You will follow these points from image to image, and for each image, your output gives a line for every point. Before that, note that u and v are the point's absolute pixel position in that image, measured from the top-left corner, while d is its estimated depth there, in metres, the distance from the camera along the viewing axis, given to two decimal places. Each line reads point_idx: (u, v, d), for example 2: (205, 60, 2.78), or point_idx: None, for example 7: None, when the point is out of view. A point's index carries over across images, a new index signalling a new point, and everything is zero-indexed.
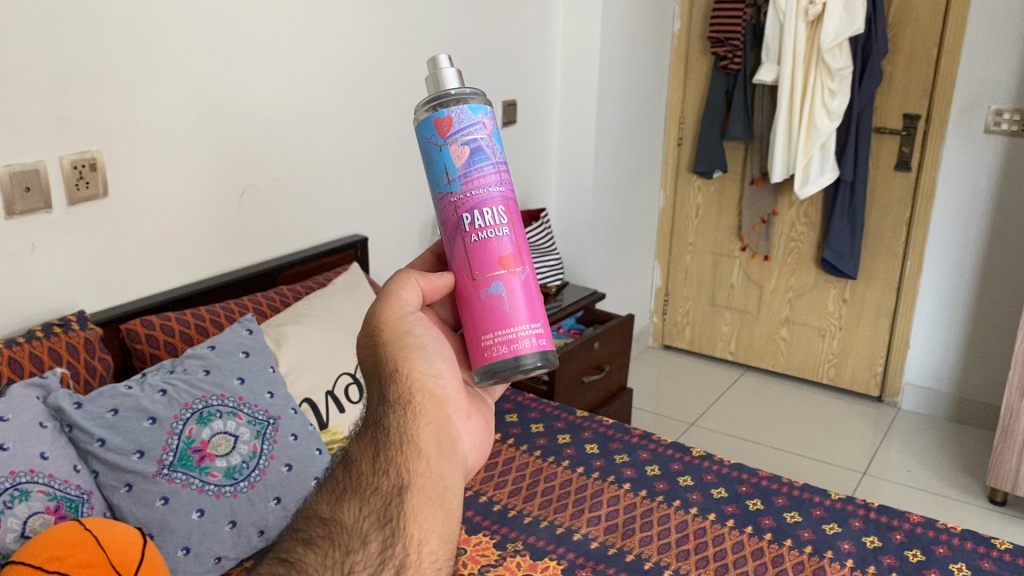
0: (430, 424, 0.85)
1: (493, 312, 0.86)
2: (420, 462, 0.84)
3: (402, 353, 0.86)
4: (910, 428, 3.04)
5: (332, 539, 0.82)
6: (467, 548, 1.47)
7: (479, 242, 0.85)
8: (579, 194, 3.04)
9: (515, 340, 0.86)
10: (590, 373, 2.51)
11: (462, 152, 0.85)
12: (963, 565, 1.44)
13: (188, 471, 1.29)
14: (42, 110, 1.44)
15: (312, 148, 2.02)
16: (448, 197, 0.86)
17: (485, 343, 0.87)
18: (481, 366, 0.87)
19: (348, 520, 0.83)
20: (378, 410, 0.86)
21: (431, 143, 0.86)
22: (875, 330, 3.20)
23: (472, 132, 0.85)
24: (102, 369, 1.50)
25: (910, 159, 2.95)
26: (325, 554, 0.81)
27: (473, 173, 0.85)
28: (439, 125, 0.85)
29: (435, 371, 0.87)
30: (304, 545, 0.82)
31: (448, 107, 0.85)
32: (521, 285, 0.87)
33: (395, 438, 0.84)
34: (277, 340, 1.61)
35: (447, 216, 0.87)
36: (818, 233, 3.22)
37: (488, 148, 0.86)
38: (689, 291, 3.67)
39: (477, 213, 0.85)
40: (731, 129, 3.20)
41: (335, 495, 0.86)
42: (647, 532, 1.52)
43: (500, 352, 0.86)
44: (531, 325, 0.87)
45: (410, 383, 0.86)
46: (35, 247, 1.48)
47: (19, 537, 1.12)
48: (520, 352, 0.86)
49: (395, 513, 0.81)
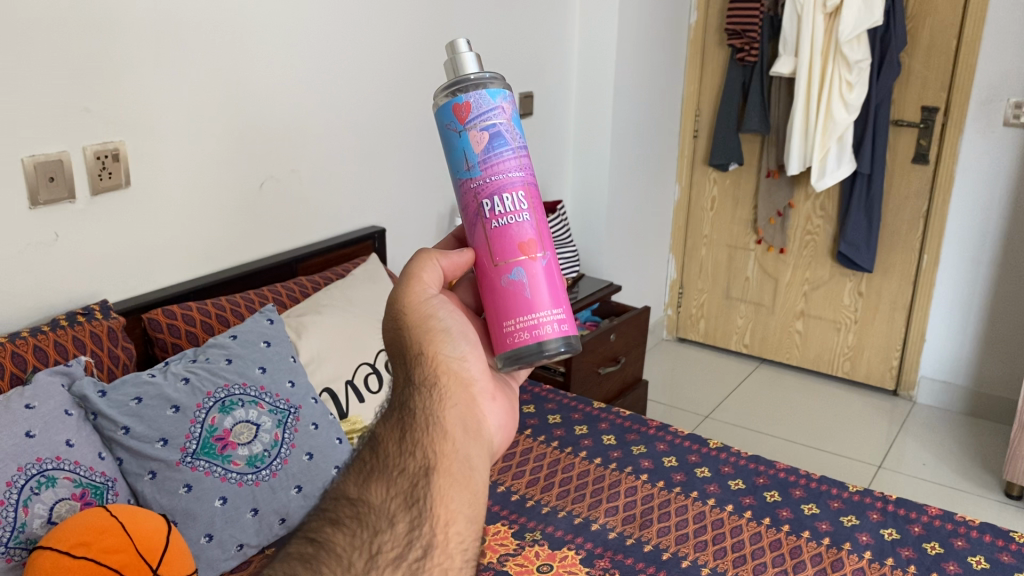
0: (457, 406, 0.86)
1: (515, 298, 0.87)
2: (446, 443, 0.83)
3: (427, 336, 0.87)
4: (926, 422, 3.03)
5: (360, 520, 0.80)
6: (486, 537, 1.48)
7: (499, 228, 0.86)
8: (594, 186, 3.04)
9: (537, 326, 0.87)
10: (606, 365, 2.52)
11: (481, 137, 0.85)
12: (981, 558, 1.44)
13: (211, 459, 1.31)
14: (67, 101, 1.46)
15: (330, 139, 2.02)
16: (468, 183, 0.87)
17: (507, 329, 0.87)
18: (503, 353, 0.88)
19: (374, 501, 0.81)
20: (404, 392, 0.86)
21: (450, 129, 0.87)
22: (891, 323, 3.20)
23: (492, 117, 0.85)
24: (125, 357, 1.52)
25: (928, 152, 2.93)
26: (353, 533, 0.78)
27: (493, 158, 0.86)
28: (458, 111, 0.86)
29: (460, 354, 0.89)
30: (331, 525, 0.80)
31: (467, 92, 0.86)
32: (543, 270, 0.88)
33: (421, 419, 0.84)
34: (297, 330, 1.62)
35: (467, 202, 0.88)
36: (834, 226, 3.20)
37: (508, 132, 0.86)
38: (703, 284, 3.66)
39: (497, 199, 0.86)
40: (747, 122, 3.19)
41: (362, 476, 0.84)
42: (665, 523, 1.52)
43: (521, 337, 0.87)
44: (553, 311, 0.88)
45: (435, 365, 0.86)
46: (58, 236, 1.49)
47: (46, 523, 1.13)
48: (542, 337, 0.87)
49: (422, 493, 0.80)
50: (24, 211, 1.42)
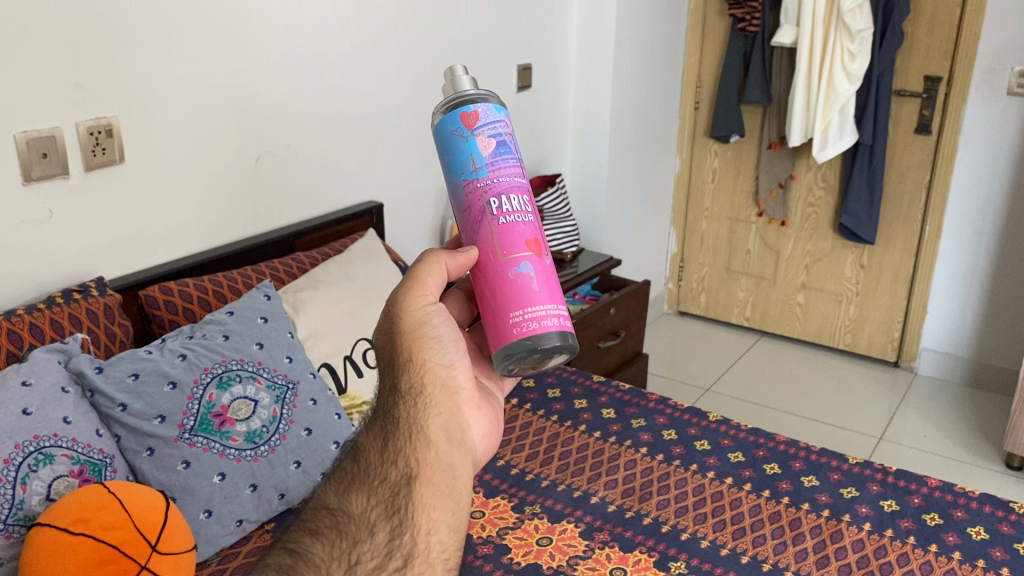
0: (441, 415, 0.83)
1: (523, 289, 0.83)
2: (429, 452, 0.81)
3: (418, 342, 0.85)
4: (927, 393, 3.03)
5: (339, 530, 0.78)
6: (485, 510, 1.48)
7: (507, 224, 0.84)
8: (594, 160, 3.02)
9: (543, 318, 0.84)
10: (606, 339, 2.51)
11: (488, 143, 0.84)
12: (981, 529, 1.44)
13: (209, 435, 1.31)
14: (56, 75, 1.43)
15: (325, 112, 2.00)
16: (473, 183, 0.84)
17: (511, 321, 0.83)
18: (506, 344, 0.83)
19: (355, 511, 0.80)
20: (389, 400, 0.84)
21: (455, 135, 0.85)
22: (893, 295, 3.18)
23: (498, 127, 0.85)
24: (122, 335, 1.51)
25: (931, 122, 2.90)
26: (333, 544, 0.77)
27: (499, 163, 0.85)
28: (465, 118, 0.84)
29: (448, 362, 0.86)
30: (311, 535, 0.79)
31: (474, 103, 0.85)
32: (546, 269, 0.86)
33: (405, 427, 0.82)
34: (294, 306, 1.61)
35: (471, 204, 0.85)
36: (836, 198, 3.18)
37: (511, 143, 0.86)
38: (704, 258, 3.65)
39: (505, 198, 0.84)
40: (748, 93, 3.16)
41: (342, 485, 0.83)
42: (664, 496, 1.53)
43: (525, 328, 0.83)
44: (557, 307, 0.85)
45: (422, 372, 0.84)
46: (53, 213, 1.48)
47: (44, 500, 1.13)
48: (547, 329, 0.84)
49: (404, 502, 0.78)
50: (17, 187, 1.41)
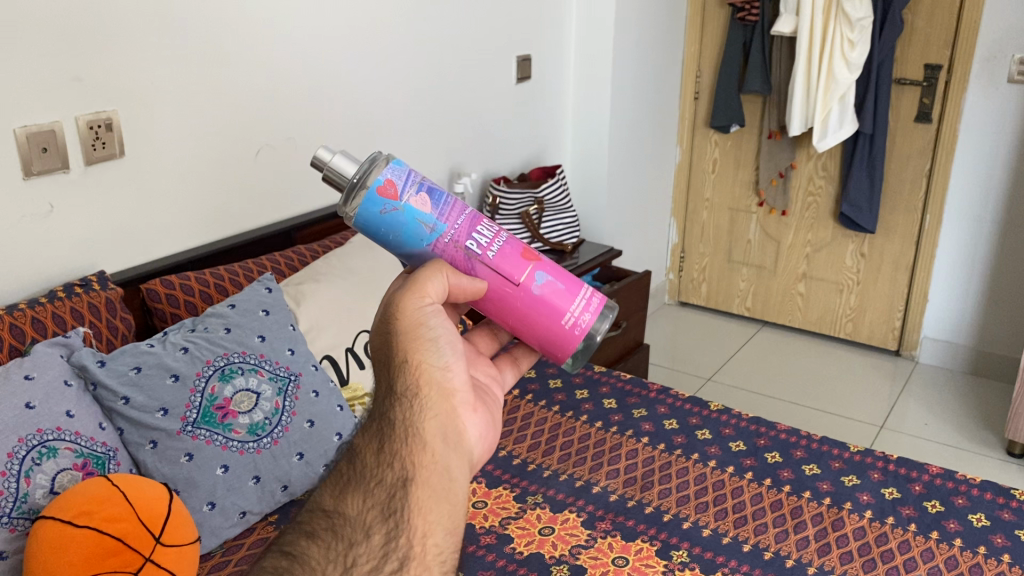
0: (438, 417, 0.82)
1: (555, 297, 0.88)
2: (425, 454, 0.80)
3: (414, 344, 0.83)
4: (928, 382, 3.04)
5: (334, 532, 0.76)
6: (488, 500, 1.48)
7: (497, 256, 0.85)
8: (594, 150, 3.02)
9: (584, 309, 0.89)
10: (607, 329, 2.52)
11: (422, 199, 0.83)
12: (982, 516, 1.45)
13: (212, 428, 1.31)
14: (55, 69, 1.43)
15: (325, 105, 2.00)
16: (439, 242, 0.84)
17: (561, 329, 0.89)
18: (574, 349, 0.90)
19: (350, 513, 0.78)
20: (385, 401, 0.82)
21: (388, 214, 0.82)
22: (894, 284, 3.18)
23: (414, 179, 0.83)
24: (124, 329, 1.52)
25: (931, 110, 2.90)
26: (328, 546, 0.75)
27: (444, 208, 0.84)
28: (385, 192, 0.81)
29: (444, 364, 0.85)
30: (306, 538, 0.76)
31: (379, 173, 0.82)
32: (548, 263, 0.89)
33: (401, 429, 0.80)
34: (296, 299, 1.62)
35: (450, 257, 0.85)
36: (837, 187, 3.17)
37: (432, 184, 0.85)
38: (704, 248, 3.65)
39: (476, 234, 0.85)
40: (748, 83, 3.15)
41: (338, 487, 0.80)
42: (666, 485, 1.53)
43: (581, 327, 0.89)
44: (583, 289, 0.90)
45: (418, 374, 0.83)
46: (53, 208, 1.48)
47: (48, 493, 1.13)
48: (591, 312, 0.90)
49: (400, 504, 0.77)
50: (18, 181, 1.41)
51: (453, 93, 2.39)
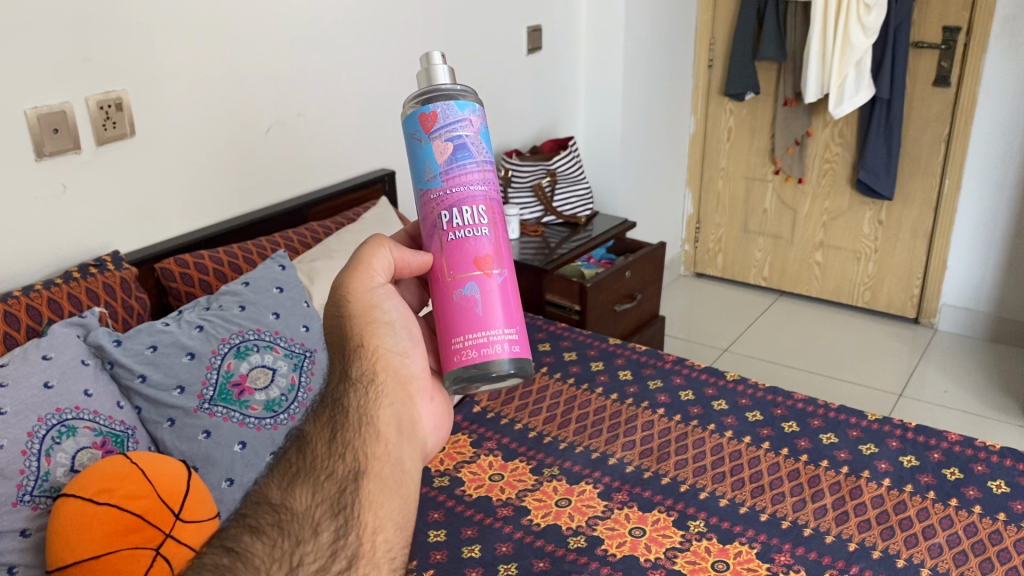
0: (393, 405, 0.83)
1: (465, 313, 0.81)
2: (379, 445, 0.79)
3: (369, 327, 0.86)
4: (947, 349, 3.01)
5: (281, 528, 0.70)
6: (504, 473, 1.49)
7: (456, 241, 0.82)
8: (607, 121, 2.99)
9: (486, 345, 0.82)
10: (622, 302, 2.51)
11: (445, 148, 0.81)
12: (1001, 483, 1.43)
13: (228, 405, 1.32)
14: (65, 49, 1.43)
15: (336, 80, 2.00)
16: (428, 194, 0.82)
17: (455, 346, 0.82)
18: (453, 370, 0.82)
19: (298, 508, 0.72)
20: (338, 388, 0.82)
21: (415, 138, 0.82)
22: (912, 251, 3.15)
23: (457, 128, 0.81)
24: (139, 308, 1.52)
25: (950, 74, 2.85)
26: (274, 544, 0.68)
27: (456, 170, 0.81)
28: (424, 120, 0.81)
29: (400, 349, 0.87)
30: (250, 533, 0.69)
31: (435, 102, 0.81)
32: (498, 288, 0.83)
33: (354, 418, 0.79)
34: (309, 276, 1.62)
35: (427, 213, 0.83)
36: (853, 154, 3.14)
37: (473, 145, 0.82)
38: (720, 218, 3.62)
39: (456, 211, 0.82)
40: (763, 49, 3.11)
41: (285, 479, 0.74)
42: (682, 456, 1.53)
43: (469, 357, 0.81)
44: (505, 331, 0.83)
45: (375, 359, 0.85)
46: (66, 188, 1.48)
47: (69, 471, 1.14)
48: (489, 357, 0.82)
49: (350, 499, 0.73)
50: (31, 163, 1.42)
51: (464, 65, 2.37)
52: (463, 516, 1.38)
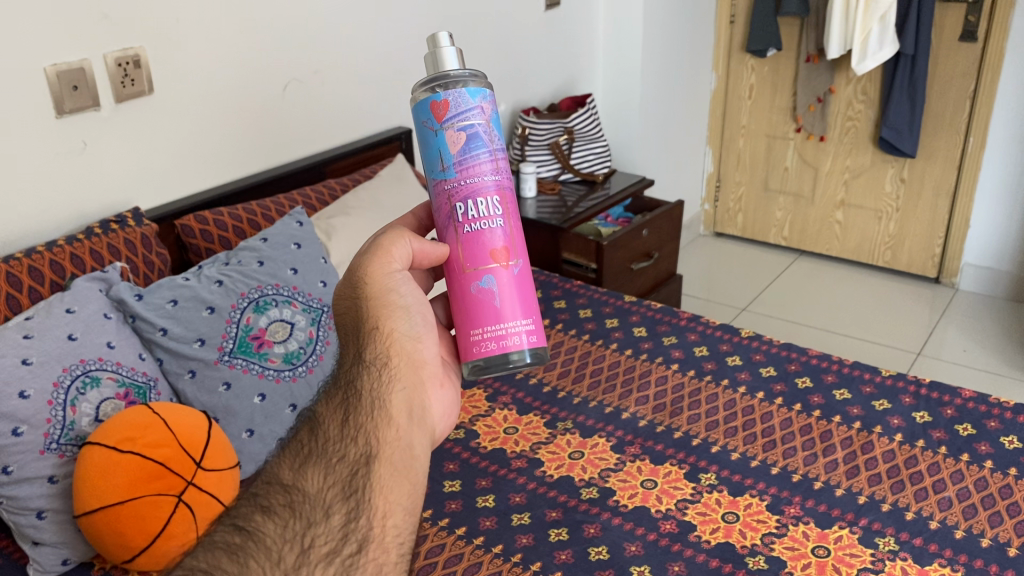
0: (405, 389, 0.84)
1: (483, 306, 0.84)
2: (389, 429, 0.80)
3: (384, 311, 0.86)
4: (968, 309, 2.99)
5: (292, 509, 0.72)
6: (519, 427, 1.51)
7: (471, 234, 0.83)
8: (626, 78, 2.97)
9: (505, 337, 0.85)
10: (639, 261, 2.51)
11: (458, 137, 0.82)
12: (1014, 438, 1.44)
13: (248, 357, 1.34)
14: (83, 7, 1.44)
15: (352, 35, 1.99)
16: (442, 184, 0.83)
17: (472, 337, 0.85)
18: (473, 361, 0.85)
19: (309, 490, 0.74)
20: (352, 369, 0.83)
21: (426, 126, 0.82)
22: (934, 210, 3.12)
23: (470, 116, 0.82)
24: (160, 263, 1.55)
25: (977, 29, 2.79)
26: (285, 524, 0.71)
27: (469, 160, 0.82)
28: (435, 108, 0.82)
29: (415, 334, 0.87)
30: (262, 513, 0.72)
31: (446, 89, 0.82)
32: (513, 279, 0.85)
33: (367, 401, 0.81)
34: (327, 233, 1.63)
35: (440, 203, 0.84)
36: (877, 111, 3.09)
37: (485, 134, 0.83)
38: (740, 176, 3.60)
39: (470, 203, 0.83)
40: (786, 4, 3.06)
41: (297, 460, 0.77)
42: (695, 411, 1.54)
43: (487, 347, 0.84)
44: (523, 322, 0.85)
45: (389, 343, 0.85)
46: (87, 145, 1.50)
47: (93, 421, 1.18)
48: (508, 348, 0.85)
49: (362, 483, 0.75)
50: (50, 121, 1.43)
51: (481, 20, 2.35)
52: (478, 467, 1.40)
